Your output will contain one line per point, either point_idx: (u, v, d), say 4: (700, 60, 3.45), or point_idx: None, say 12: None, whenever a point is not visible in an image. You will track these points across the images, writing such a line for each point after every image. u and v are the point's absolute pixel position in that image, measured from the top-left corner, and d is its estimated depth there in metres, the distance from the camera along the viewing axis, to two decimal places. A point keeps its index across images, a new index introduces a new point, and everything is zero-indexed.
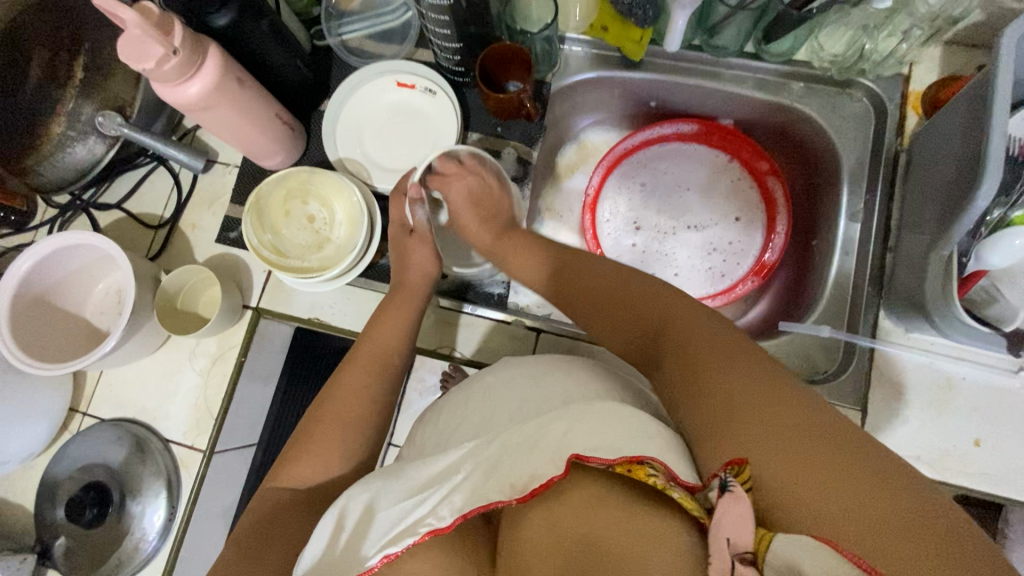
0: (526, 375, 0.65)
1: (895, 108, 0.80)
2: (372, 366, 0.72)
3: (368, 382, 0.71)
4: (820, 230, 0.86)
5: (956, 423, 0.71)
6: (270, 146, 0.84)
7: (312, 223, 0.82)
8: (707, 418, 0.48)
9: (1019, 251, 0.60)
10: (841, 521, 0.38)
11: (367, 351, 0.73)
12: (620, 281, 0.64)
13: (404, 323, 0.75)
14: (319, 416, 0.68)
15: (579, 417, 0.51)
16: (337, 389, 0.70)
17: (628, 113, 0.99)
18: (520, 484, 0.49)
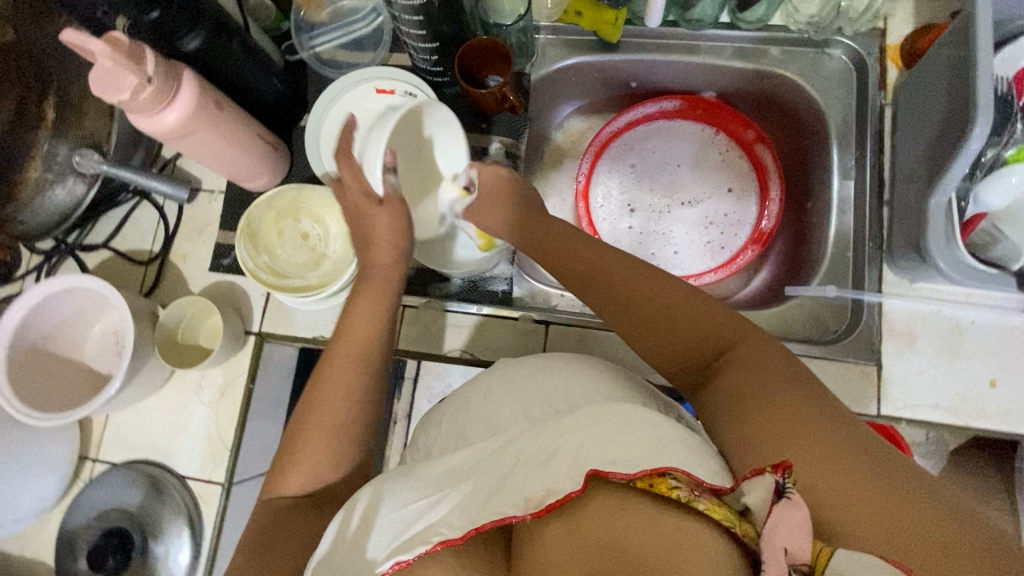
0: (525, 374, 0.66)
1: (875, 62, 0.81)
2: (353, 351, 0.62)
3: (352, 368, 0.61)
4: (814, 192, 0.86)
5: (970, 367, 0.72)
6: (255, 166, 0.82)
7: (305, 239, 0.81)
8: (764, 431, 0.50)
9: (1015, 190, 0.61)
10: (885, 540, 0.43)
11: (342, 335, 0.63)
12: (661, 291, 0.60)
13: (383, 301, 0.66)
14: (303, 415, 0.60)
15: (591, 426, 0.52)
16: (319, 384, 0.61)
17: (610, 97, 0.99)
18: (535, 500, 0.48)
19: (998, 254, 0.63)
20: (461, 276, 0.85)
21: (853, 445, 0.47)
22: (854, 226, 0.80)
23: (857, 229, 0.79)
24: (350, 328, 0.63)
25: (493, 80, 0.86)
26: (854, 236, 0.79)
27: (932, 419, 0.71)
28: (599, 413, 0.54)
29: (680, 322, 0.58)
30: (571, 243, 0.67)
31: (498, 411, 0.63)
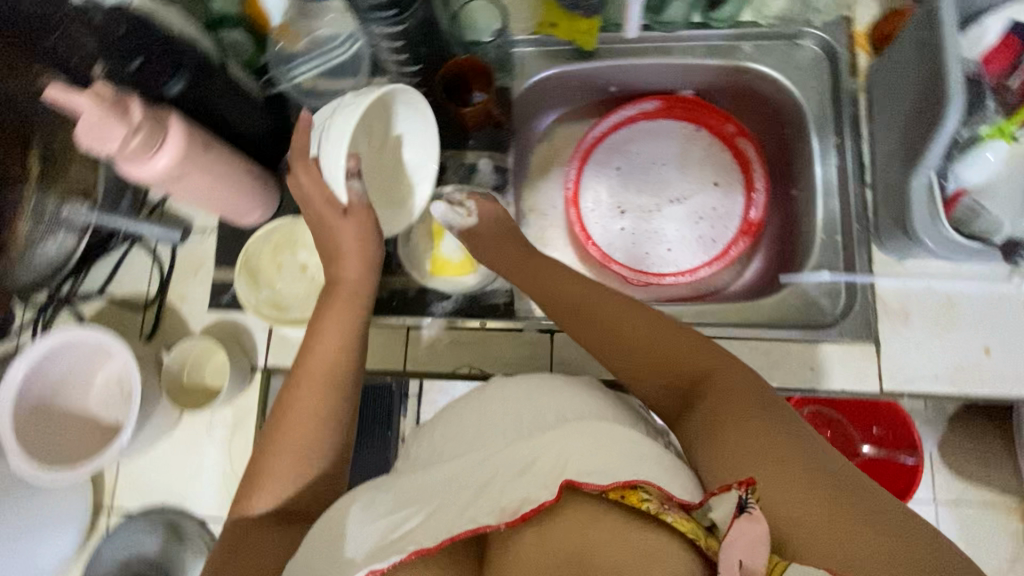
0: (521, 391, 0.64)
1: (845, 50, 0.83)
2: (322, 376, 0.65)
3: (323, 395, 0.64)
4: (797, 180, 0.88)
5: (962, 337, 0.74)
6: (247, 201, 0.83)
7: (305, 271, 0.80)
8: (731, 454, 0.51)
9: (984, 164, 0.64)
10: (846, 559, 0.43)
11: (311, 360, 0.66)
12: (647, 330, 0.64)
13: (352, 324, 0.69)
14: (275, 436, 0.62)
15: (574, 436, 0.54)
16: (291, 407, 0.63)
17: (591, 102, 1.00)
18: (511, 508, 0.50)
19: (981, 228, 0.65)
20: (460, 292, 0.86)
21: (810, 463, 0.49)
22: (839, 210, 0.82)
23: (843, 213, 0.81)
24: (319, 354, 0.66)
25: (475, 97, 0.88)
26: (840, 220, 0.81)
27: (932, 390, 0.74)
28: (581, 425, 0.55)
29: (662, 352, 0.62)
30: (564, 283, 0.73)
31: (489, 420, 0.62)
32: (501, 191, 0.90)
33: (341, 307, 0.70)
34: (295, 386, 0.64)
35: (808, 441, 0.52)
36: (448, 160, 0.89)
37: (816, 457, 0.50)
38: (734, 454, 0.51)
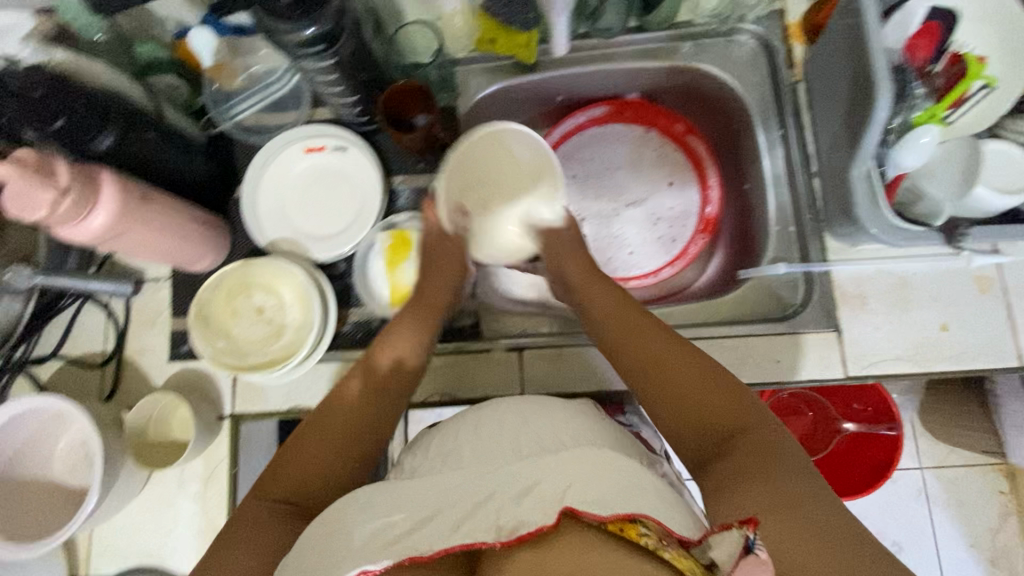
0: (520, 414, 0.65)
1: (781, 42, 0.85)
2: (383, 382, 0.67)
3: (381, 399, 0.67)
4: (748, 174, 0.89)
5: (920, 315, 0.75)
6: (198, 247, 0.81)
7: (261, 314, 0.78)
8: (752, 500, 0.50)
9: (926, 150, 0.63)
10: None
11: (375, 362, 0.69)
12: (685, 364, 0.63)
13: (383, 373, 0.68)
14: (317, 419, 0.64)
15: (570, 469, 0.54)
16: (341, 399, 0.65)
17: (540, 113, 0.99)
18: (508, 529, 0.49)
19: (923, 211, 0.66)
20: None
21: (832, 529, 0.48)
22: (790, 201, 0.82)
23: (794, 204, 0.82)
24: (366, 376, 0.67)
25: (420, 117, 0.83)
26: (794, 211, 0.82)
27: (895, 370, 0.75)
28: (575, 460, 0.56)
29: (701, 401, 0.60)
30: (615, 312, 0.70)
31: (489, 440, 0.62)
32: None
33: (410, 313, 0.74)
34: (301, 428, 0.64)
35: (837, 508, 0.50)
36: (400, 185, 0.88)
37: (842, 525, 0.49)
38: (755, 501, 0.50)
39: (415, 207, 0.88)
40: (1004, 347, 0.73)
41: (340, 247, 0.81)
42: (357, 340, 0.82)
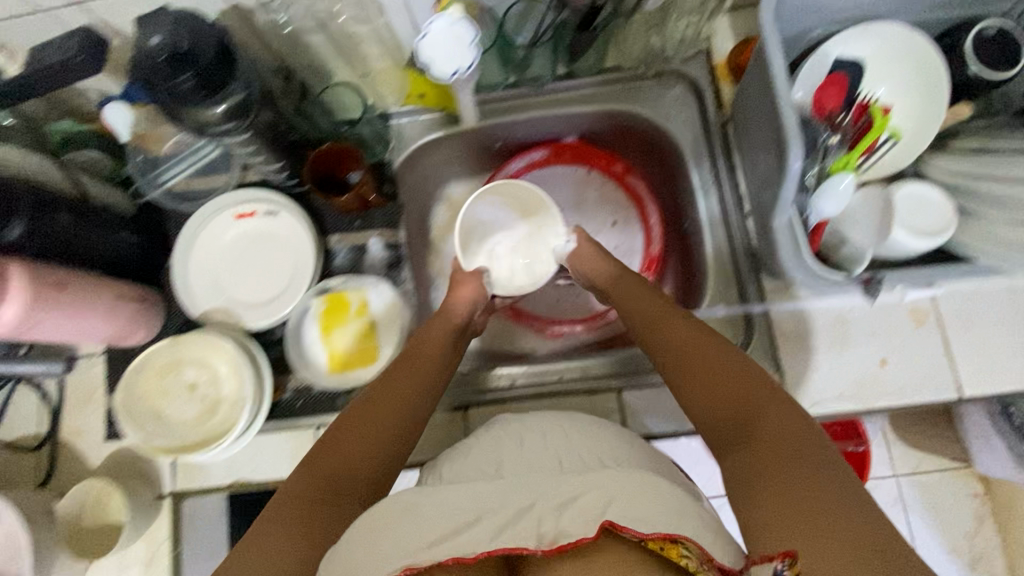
0: (561, 431, 0.66)
1: (709, 84, 0.85)
2: (420, 384, 0.70)
3: (419, 398, 0.69)
4: (687, 212, 0.90)
5: (858, 351, 0.75)
6: (128, 325, 0.79)
7: (194, 391, 0.76)
8: (773, 500, 0.52)
9: (843, 195, 0.63)
10: None
11: (415, 363, 0.72)
12: (718, 358, 0.64)
13: (421, 388, 0.69)
14: (356, 417, 0.65)
15: (612, 486, 0.54)
16: (383, 396, 0.67)
17: (480, 160, 0.98)
18: (548, 538, 0.51)
19: (844, 256, 0.65)
20: None
21: (854, 531, 0.48)
22: (726, 241, 0.83)
23: (729, 244, 0.82)
24: (400, 389, 0.68)
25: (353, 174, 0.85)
26: (729, 251, 0.82)
27: (837, 408, 0.74)
28: (622, 474, 0.55)
29: (719, 388, 0.62)
30: (633, 305, 0.75)
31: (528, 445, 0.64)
32: (395, 269, 0.86)
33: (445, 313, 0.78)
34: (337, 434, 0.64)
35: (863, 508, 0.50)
36: (336, 244, 0.87)
37: (860, 527, 0.48)
38: (777, 501, 0.51)
39: (353, 266, 0.86)
40: (943, 380, 0.73)
41: (276, 313, 0.80)
42: (298, 408, 0.80)
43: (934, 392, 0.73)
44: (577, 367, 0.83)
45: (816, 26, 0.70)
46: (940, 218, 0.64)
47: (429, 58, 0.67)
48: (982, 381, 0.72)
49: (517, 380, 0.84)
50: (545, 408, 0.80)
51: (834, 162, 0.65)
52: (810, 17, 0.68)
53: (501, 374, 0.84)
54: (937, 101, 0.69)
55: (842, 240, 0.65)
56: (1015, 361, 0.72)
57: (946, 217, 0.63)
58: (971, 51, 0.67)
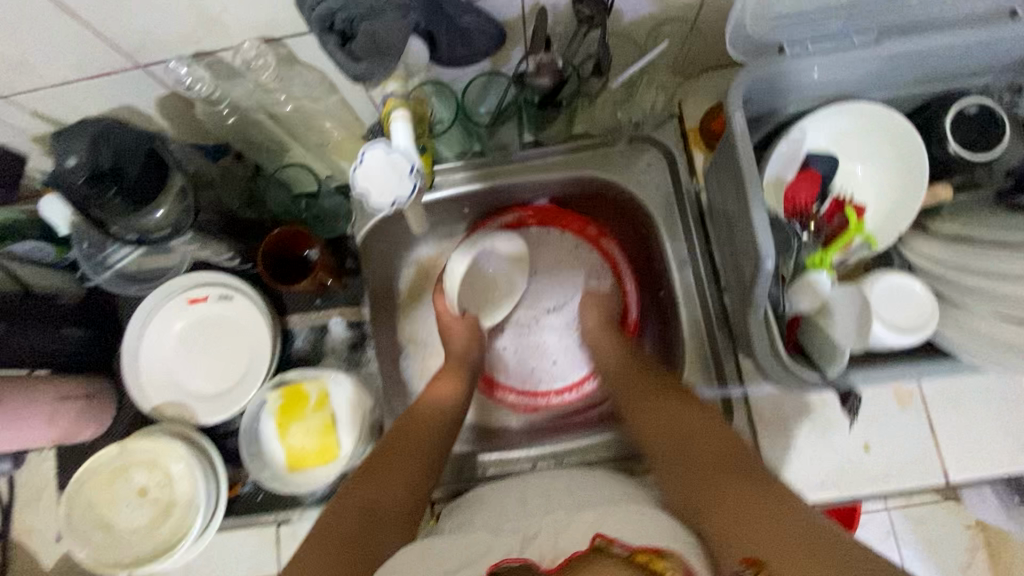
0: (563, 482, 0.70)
1: (681, 151, 0.82)
2: (438, 415, 0.74)
3: (441, 431, 0.72)
4: (662, 281, 0.86)
5: (842, 436, 0.71)
6: (73, 426, 0.74)
7: (144, 496, 0.72)
8: (725, 512, 0.54)
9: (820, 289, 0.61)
10: None
11: (433, 401, 0.75)
12: (658, 394, 0.71)
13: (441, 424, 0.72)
14: (388, 445, 0.68)
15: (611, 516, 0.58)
16: (407, 429, 0.70)
17: (446, 222, 0.92)
18: (549, 557, 0.54)
19: (820, 353, 0.61)
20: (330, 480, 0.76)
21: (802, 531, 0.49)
22: (701, 316, 0.80)
23: (705, 319, 0.79)
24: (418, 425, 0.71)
25: (311, 253, 0.79)
26: (706, 327, 0.79)
27: (820, 498, 0.70)
28: (617, 508, 0.60)
29: (660, 414, 0.68)
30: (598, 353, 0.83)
31: (532, 503, 0.67)
32: (358, 349, 0.83)
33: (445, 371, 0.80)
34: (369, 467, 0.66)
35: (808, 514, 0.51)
36: (297, 325, 0.83)
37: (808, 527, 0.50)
38: (728, 514, 0.54)
39: (314, 349, 0.83)
40: (930, 466, 0.69)
41: (231, 406, 0.76)
42: (258, 505, 0.76)
43: (919, 480, 0.69)
44: (550, 456, 0.79)
45: (790, 104, 0.67)
46: (922, 313, 0.60)
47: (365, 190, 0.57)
48: (970, 467, 0.69)
49: (489, 469, 0.80)
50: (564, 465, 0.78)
51: (808, 256, 0.63)
52: (781, 97, 0.65)
53: (475, 462, 0.81)
54: (916, 180, 0.66)
55: (825, 338, 0.60)
56: (1003, 445, 0.69)
57: (926, 313, 0.60)
58: (948, 128, 0.64)
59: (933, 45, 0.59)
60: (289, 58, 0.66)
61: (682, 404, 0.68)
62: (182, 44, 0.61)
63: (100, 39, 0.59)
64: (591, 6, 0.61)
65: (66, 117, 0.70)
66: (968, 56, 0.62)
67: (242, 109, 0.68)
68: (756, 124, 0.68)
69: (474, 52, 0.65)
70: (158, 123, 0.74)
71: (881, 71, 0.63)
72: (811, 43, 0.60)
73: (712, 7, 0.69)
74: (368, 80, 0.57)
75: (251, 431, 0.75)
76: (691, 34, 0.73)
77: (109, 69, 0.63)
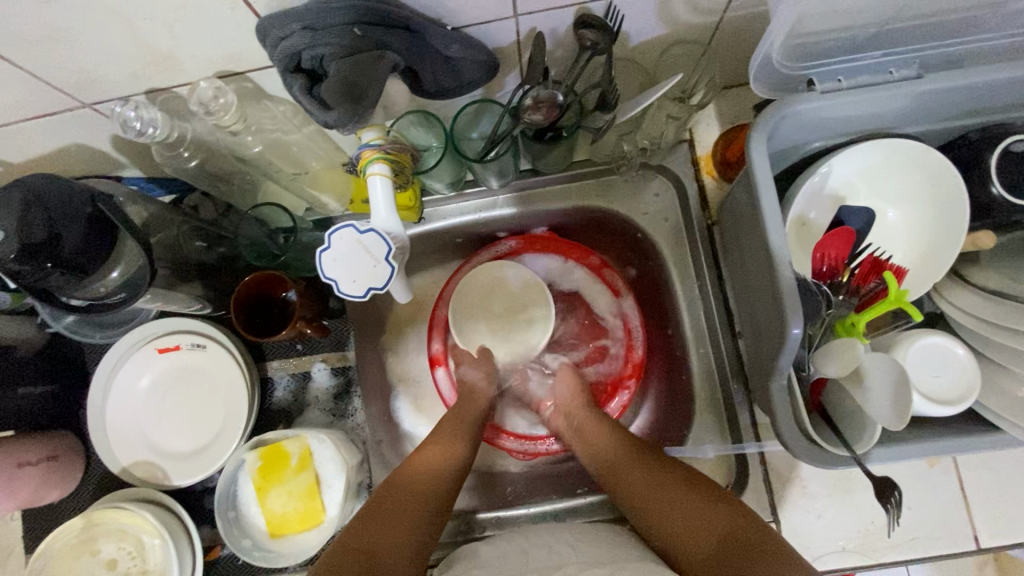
0: (565, 543, 0.64)
1: (691, 180, 0.74)
2: (438, 473, 0.67)
3: (445, 485, 0.66)
4: (671, 319, 0.79)
5: (863, 497, 0.67)
6: (36, 492, 0.69)
7: (113, 568, 0.66)
8: None
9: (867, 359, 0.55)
10: None
11: (440, 449, 0.69)
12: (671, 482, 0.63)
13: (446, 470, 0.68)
14: (388, 497, 0.63)
15: None
16: (408, 480, 0.65)
17: (439, 255, 0.85)
18: None
19: (846, 423, 0.56)
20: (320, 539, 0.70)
21: None
22: (714, 361, 0.74)
23: (717, 366, 0.74)
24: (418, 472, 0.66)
25: (290, 298, 0.73)
26: (717, 374, 0.74)
27: (842, 564, 0.65)
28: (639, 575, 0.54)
29: (671, 507, 0.60)
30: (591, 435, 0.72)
31: (534, 557, 0.62)
32: (343, 398, 0.78)
33: (445, 438, 0.71)
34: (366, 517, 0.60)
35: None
36: (277, 371, 0.78)
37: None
38: None
39: (295, 400, 0.77)
40: (958, 531, 0.65)
41: (205, 468, 0.70)
42: (241, 567, 0.72)
43: (948, 546, 0.65)
44: (551, 512, 0.75)
45: (816, 139, 0.60)
46: (962, 380, 0.55)
47: (332, 277, 0.49)
48: (1000, 532, 0.65)
49: (487, 529, 0.75)
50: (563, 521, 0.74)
51: (837, 320, 0.58)
52: (808, 133, 0.59)
53: (472, 522, 0.76)
54: (956, 226, 0.59)
55: (857, 412, 0.55)
56: None
57: (967, 380, 0.54)
58: (994, 170, 0.58)
59: (968, 81, 0.54)
60: (255, 92, 0.59)
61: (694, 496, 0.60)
62: (133, 81, 0.54)
63: (36, 78, 0.51)
64: (596, 34, 0.54)
65: (10, 158, 0.63)
66: (1013, 89, 0.56)
67: (206, 147, 0.61)
68: (778, 160, 0.61)
69: (462, 84, 0.58)
70: (116, 159, 0.67)
71: (912, 108, 0.57)
72: (841, 76, 0.55)
73: (728, 30, 0.62)
74: (340, 129, 0.50)
75: (229, 494, 0.69)
76: (703, 57, 0.66)
77: (52, 109, 0.56)
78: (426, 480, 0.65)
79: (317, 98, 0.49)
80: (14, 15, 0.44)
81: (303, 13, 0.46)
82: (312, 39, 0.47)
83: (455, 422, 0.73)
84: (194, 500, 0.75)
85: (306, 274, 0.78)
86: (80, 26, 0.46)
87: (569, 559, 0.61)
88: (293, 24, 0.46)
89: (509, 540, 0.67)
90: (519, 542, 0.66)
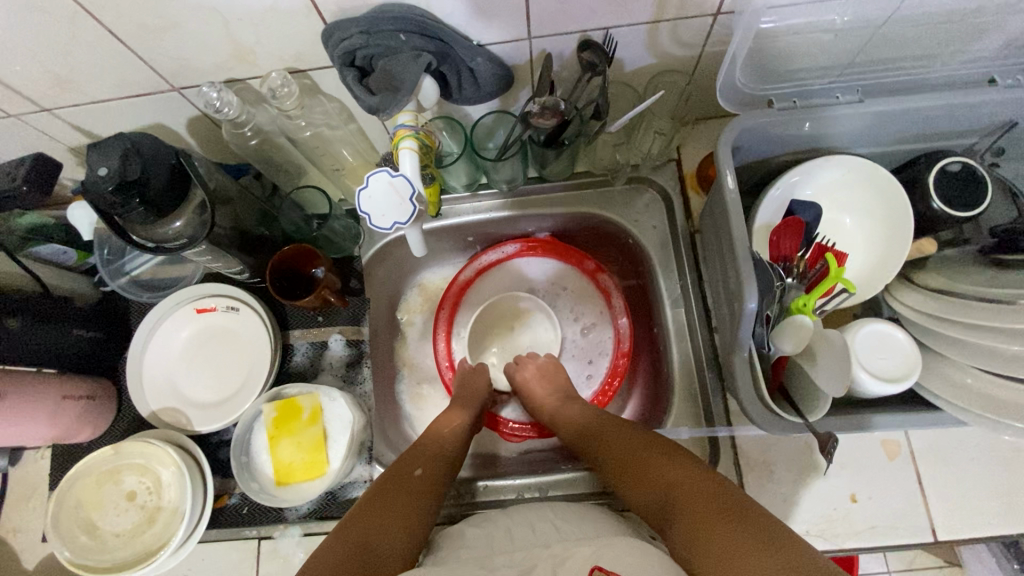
0: (547, 520, 0.68)
1: (679, 193, 0.85)
2: (446, 444, 0.75)
3: (442, 470, 0.72)
4: (656, 318, 0.87)
5: (828, 485, 0.71)
6: (74, 424, 0.77)
7: (133, 500, 0.73)
8: (630, 477, 0.66)
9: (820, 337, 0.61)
10: (654, 461, 0.65)
11: (434, 442, 0.75)
12: (595, 422, 0.75)
13: (459, 423, 0.78)
14: (387, 487, 0.67)
15: (604, 548, 0.59)
16: (405, 474, 0.69)
17: (450, 251, 0.95)
18: None
19: (802, 397, 0.63)
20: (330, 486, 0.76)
21: (637, 441, 0.69)
22: (693, 356, 0.81)
23: (696, 358, 0.80)
24: (427, 455, 0.73)
25: (317, 273, 0.82)
26: (695, 366, 0.81)
27: None
28: (612, 548, 0.59)
29: (605, 444, 0.71)
30: (567, 419, 0.78)
31: (519, 535, 0.67)
32: (354, 367, 0.85)
33: (455, 406, 0.81)
34: (374, 506, 0.65)
35: (639, 433, 0.70)
36: (297, 339, 0.86)
37: (633, 437, 0.70)
38: (631, 475, 0.66)
39: (312, 365, 0.85)
40: (917, 522, 0.69)
41: (225, 417, 0.78)
42: (244, 516, 0.78)
43: (905, 536, 0.69)
44: (535, 486, 0.79)
45: (778, 152, 0.71)
46: (903, 362, 0.62)
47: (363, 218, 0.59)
48: (957, 526, 0.68)
49: (478, 495, 0.80)
50: (545, 497, 0.78)
51: (790, 302, 0.65)
52: (770, 146, 0.69)
53: (461, 489, 0.80)
54: (903, 236, 0.67)
55: (813, 388, 0.61)
56: (988, 504, 0.69)
57: (908, 362, 0.62)
58: (932, 185, 0.67)
59: (906, 106, 0.64)
60: (312, 89, 0.71)
61: (611, 427, 0.73)
62: (216, 70, 0.67)
63: (141, 60, 0.64)
64: (593, 55, 0.65)
65: (101, 131, 0.75)
66: (946, 118, 0.66)
67: (266, 132, 0.73)
68: (746, 170, 0.72)
69: (483, 92, 0.70)
70: (186, 141, 0.79)
71: (863, 129, 0.68)
72: (796, 98, 0.66)
73: (708, 64, 0.74)
74: (380, 113, 0.63)
75: (244, 441, 0.77)
76: (688, 86, 0.77)
77: (147, 90, 0.69)
78: (437, 459, 0.72)
79: (366, 86, 0.62)
80: (141, 9, 0.57)
81: (361, 20, 0.58)
82: (367, 41, 0.59)
83: (464, 395, 0.82)
84: (209, 450, 0.81)
85: (333, 255, 0.88)
86: (188, 20, 0.59)
87: (556, 536, 0.65)
88: (353, 28, 0.59)
89: (495, 522, 0.70)
90: (506, 523, 0.70)
